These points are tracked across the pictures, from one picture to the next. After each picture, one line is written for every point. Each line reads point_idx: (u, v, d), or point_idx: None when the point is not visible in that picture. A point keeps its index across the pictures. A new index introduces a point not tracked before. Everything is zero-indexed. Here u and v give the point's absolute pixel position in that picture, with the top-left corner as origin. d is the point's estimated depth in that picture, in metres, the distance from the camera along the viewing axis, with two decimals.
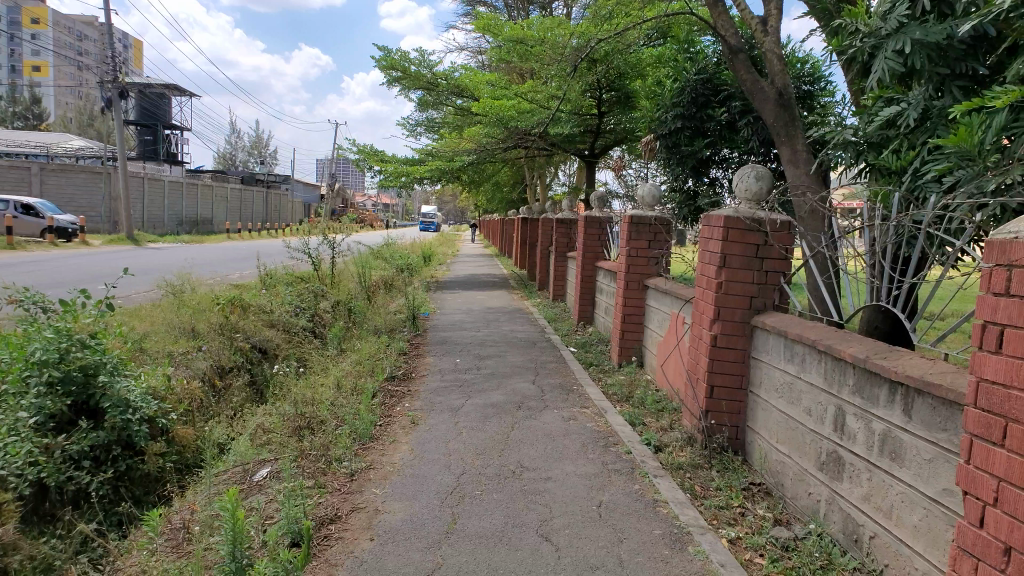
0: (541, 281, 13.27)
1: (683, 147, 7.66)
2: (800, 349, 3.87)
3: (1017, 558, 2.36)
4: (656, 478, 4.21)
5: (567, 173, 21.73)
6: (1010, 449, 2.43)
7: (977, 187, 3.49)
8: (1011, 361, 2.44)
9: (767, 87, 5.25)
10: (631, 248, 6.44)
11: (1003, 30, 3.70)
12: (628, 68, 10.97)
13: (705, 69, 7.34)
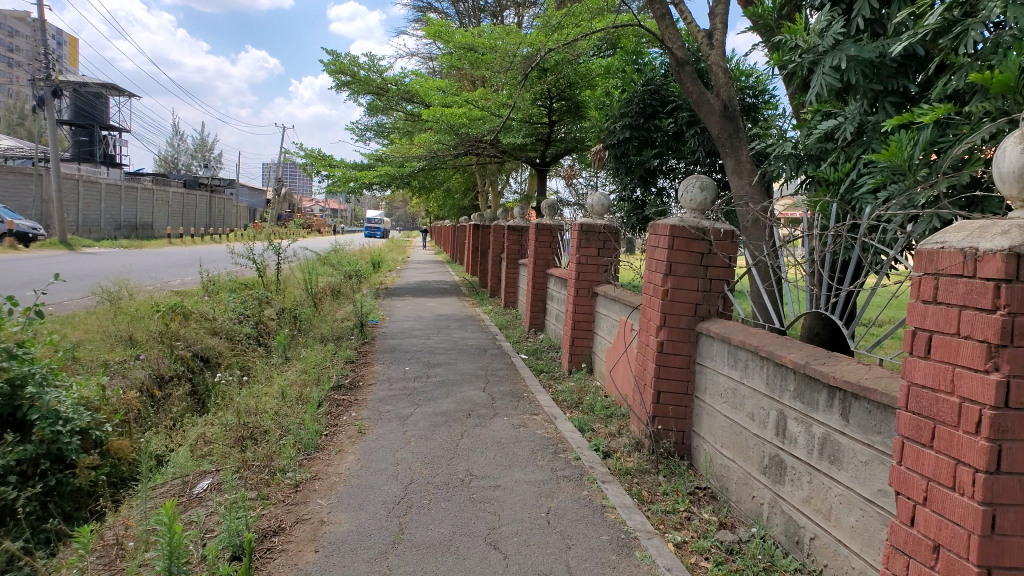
0: (492, 288, 13.28)
1: (631, 156, 7.81)
2: (743, 355, 3.96)
3: (946, 556, 2.46)
4: (604, 483, 4.24)
5: (518, 181, 21.81)
6: (938, 450, 2.54)
7: (908, 199, 3.64)
8: (939, 366, 2.55)
9: (713, 99, 5.37)
10: (580, 256, 6.48)
11: (931, 50, 3.87)
12: (577, 78, 11.15)
13: (652, 80, 7.52)
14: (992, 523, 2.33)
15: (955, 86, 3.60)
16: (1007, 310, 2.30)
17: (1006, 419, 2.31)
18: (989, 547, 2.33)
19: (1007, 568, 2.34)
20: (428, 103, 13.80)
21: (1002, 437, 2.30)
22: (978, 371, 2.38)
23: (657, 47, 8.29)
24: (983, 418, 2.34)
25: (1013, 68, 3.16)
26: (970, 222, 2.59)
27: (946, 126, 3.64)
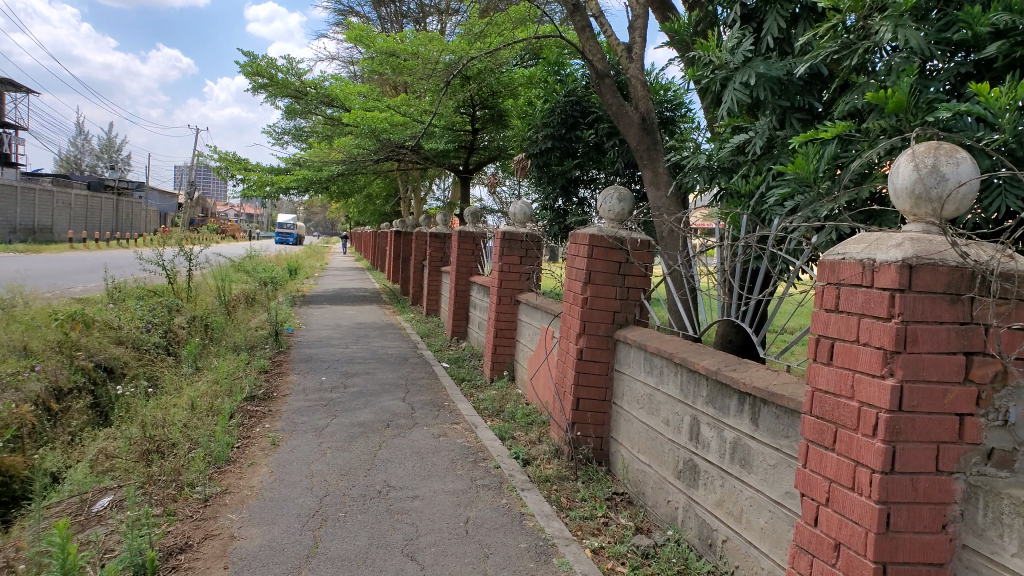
0: (415, 296, 13.18)
1: (553, 166, 7.91)
2: (659, 361, 4.05)
3: (847, 554, 2.57)
4: (523, 491, 4.25)
5: (441, 189, 21.71)
6: (839, 453, 2.65)
7: (813, 211, 3.80)
8: (840, 372, 2.67)
9: (632, 112, 5.49)
10: (503, 264, 6.49)
11: (834, 70, 4.06)
12: (501, 87, 11.24)
13: (574, 91, 7.61)
14: (887, 521, 2.45)
15: (855, 104, 3.79)
16: (901, 318, 2.42)
17: (900, 421, 2.43)
18: (884, 543, 2.45)
19: (900, 563, 2.46)
20: (349, 108, 13.61)
21: (896, 439, 2.42)
22: (875, 376, 2.49)
23: (579, 58, 8.41)
24: (879, 421, 2.46)
25: (906, 87, 3.36)
26: (868, 233, 2.73)
27: (847, 142, 3.81)
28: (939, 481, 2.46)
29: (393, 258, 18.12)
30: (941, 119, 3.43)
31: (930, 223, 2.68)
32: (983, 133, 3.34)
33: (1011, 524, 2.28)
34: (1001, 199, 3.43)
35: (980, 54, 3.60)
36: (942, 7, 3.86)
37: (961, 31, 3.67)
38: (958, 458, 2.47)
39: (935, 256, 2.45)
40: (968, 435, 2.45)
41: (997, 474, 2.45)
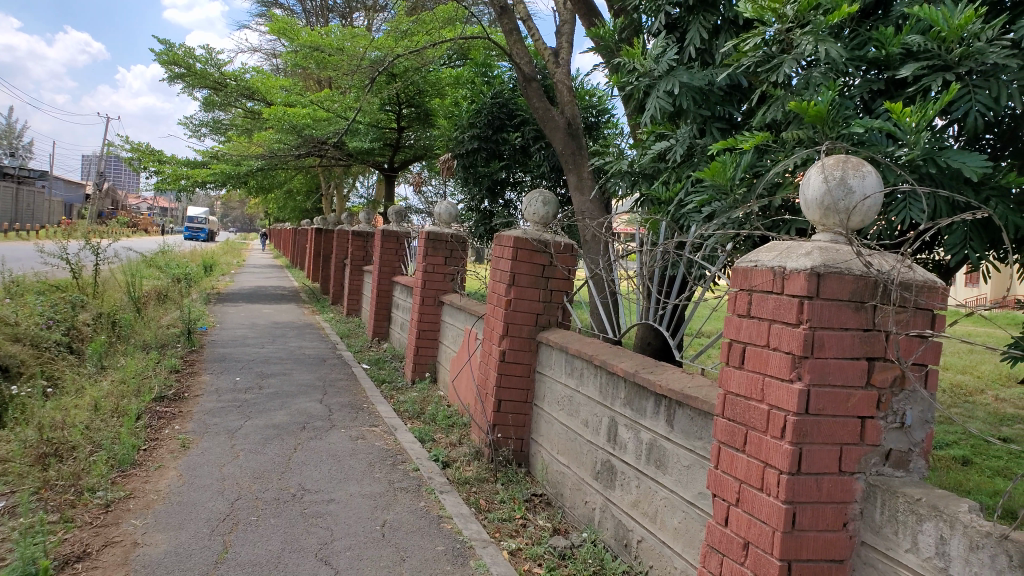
0: (336, 296, 13.01)
1: (480, 167, 7.88)
2: (580, 364, 4.09)
3: (754, 553, 2.64)
4: (442, 494, 4.22)
5: (364, 185, 21.39)
6: (749, 454, 2.73)
7: (729, 218, 3.87)
8: (751, 376, 2.75)
9: (558, 116, 5.54)
10: (427, 265, 6.48)
11: (753, 82, 4.16)
12: (427, 86, 11.27)
13: (501, 93, 7.64)
14: (793, 520, 2.53)
15: (773, 116, 3.90)
16: (809, 324, 2.52)
17: (806, 424, 2.51)
18: (790, 542, 2.53)
19: (804, 560, 2.54)
20: (272, 102, 13.28)
21: (802, 441, 2.51)
22: (784, 380, 2.57)
23: (506, 61, 8.44)
24: (787, 423, 2.53)
25: (826, 100, 3.46)
26: (779, 241, 2.82)
27: (763, 152, 3.92)
28: (842, 481, 2.56)
29: (312, 255, 17.79)
30: (855, 134, 3.57)
31: (838, 233, 2.81)
32: (891, 148, 3.51)
33: (904, 520, 2.40)
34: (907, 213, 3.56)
35: (890, 73, 3.77)
36: (853, 28, 4.05)
37: (873, 50, 3.84)
38: (860, 459, 2.58)
39: (841, 265, 2.56)
40: (869, 436, 2.58)
41: (893, 474, 2.61)
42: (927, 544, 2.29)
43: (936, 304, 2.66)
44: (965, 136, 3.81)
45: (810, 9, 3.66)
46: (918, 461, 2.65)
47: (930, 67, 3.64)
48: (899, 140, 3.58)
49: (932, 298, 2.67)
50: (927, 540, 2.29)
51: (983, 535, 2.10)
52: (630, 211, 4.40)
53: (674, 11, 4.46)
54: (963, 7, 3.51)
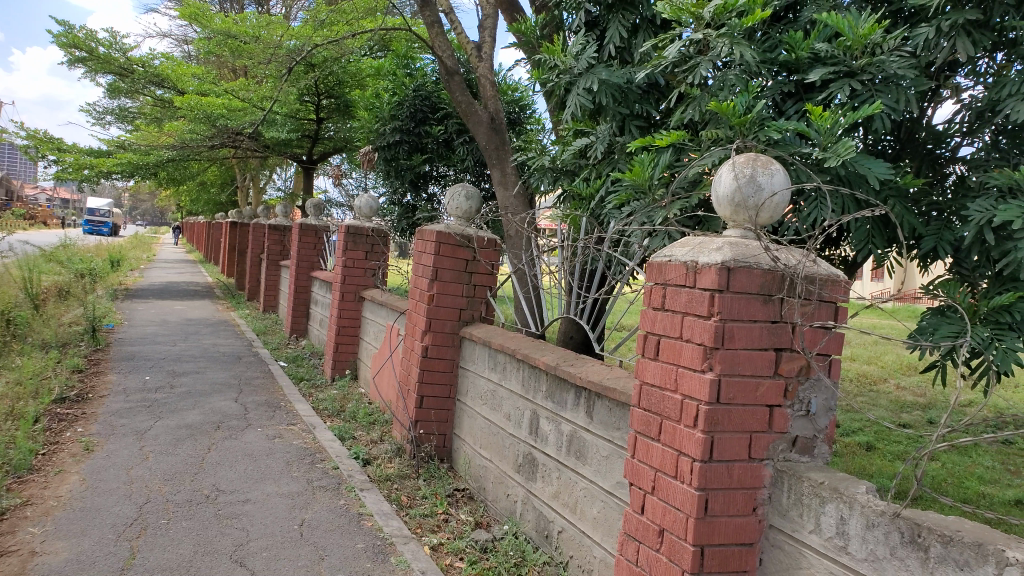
0: (252, 291, 12.70)
1: (401, 160, 7.81)
2: (502, 358, 4.11)
3: (669, 539, 2.71)
4: (362, 491, 4.17)
5: (281, 178, 20.99)
6: (664, 443, 2.80)
7: (648, 215, 3.96)
8: (665, 367, 2.82)
9: (481, 111, 5.55)
10: (346, 259, 6.41)
11: (670, 81, 4.23)
12: (347, 76, 11.12)
13: (423, 86, 7.56)
14: (705, 506, 2.59)
15: (691, 115, 3.98)
16: (719, 316, 2.59)
17: (718, 413, 2.59)
18: (703, 527, 2.59)
19: (716, 545, 2.62)
20: (184, 90, 12.82)
21: (714, 429, 2.58)
22: (695, 370, 2.64)
23: (429, 53, 8.37)
24: (699, 413, 2.60)
25: (742, 103, 3.56)
26: (692, 237, 2.90)
27: (680, 150, 4.01)
28: (751, 467, 2.66)
29: (228, 249, 17.25)
30: (771, 137, 3.67)
31: (747, 229, 2.89)
32: (805, 149, 3.65)
33: (809, 503, 2.51)
34: (815, 210, 3.69)
35: (800, 76, 3.91)
36: (765, 31, 4.17)
37: (784, 54, 3.95)
38: (768, 446, 2.69)
39: (750, 259, 2.65)
40: (777, 424, 2.69)
41: (799, 459, 2.75)
42: (829, 525, 2.41)
43: (840, 296, 2.86)
44: (866, 139, 4.02)
45: (726, 12, 3.73)
46: (822, 446, 2.84)
47: (836, 73, 3.76)
48: (811, 142, 3.74)
49: (835, 292, 2.86)
50: (829, 521, 2.42)
51: (878, 514, 2.22)
52: (551, 206, 4.42)
53: (594, 9, 4.51)
54: (868, 17, 3.65)
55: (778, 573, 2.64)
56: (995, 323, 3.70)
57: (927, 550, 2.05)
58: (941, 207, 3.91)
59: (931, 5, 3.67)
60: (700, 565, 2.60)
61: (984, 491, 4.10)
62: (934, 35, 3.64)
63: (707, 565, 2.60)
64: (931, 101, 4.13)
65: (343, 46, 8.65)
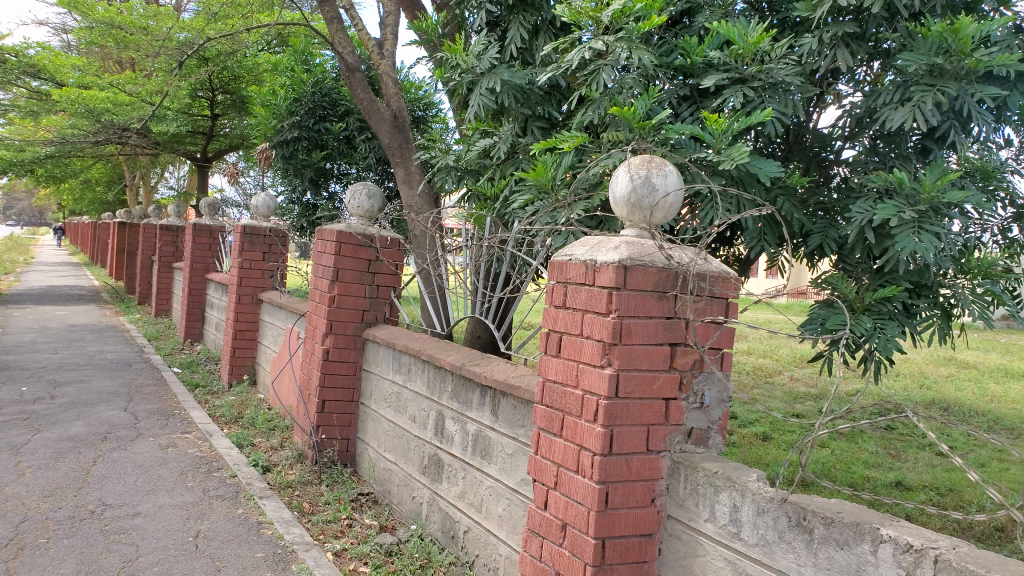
0: (142, 294, 12.19)
1: (300, 157, 7.63)
2: (407, 359, 4.07)
3: (571, 533, 2.74)
4: (262, 499, 4.05)
5: (173, 177, 20.23)
6: (566, 439, 2.83)
7: (551, 216, 3.96)
8: (567, 364, 2.86)
9: (383, 108, 5.58)
10: (243, 260, 6.31)
11: (570, 83, 4.26)
12: (242, 71, 10.89)
13: (322, 82, 7.44)
14: (605, 499, 2.64)
15: (591, 118, 3.99)
16: (617, 313, 2.65)
17: (616, 407, 2.65)
18: (603, 520, 2.64)
19: (617, 537, 2.68)
20: (64, 82, 12.15)
21: (613, 423, 2.63)
22: (596, 366, 2.69)
23: (328, 49, 8.27)
24: (599, 407, 2.65)
25: (640, 105, 3.60)
26: (591, 236, 2.94)
27: (581, 152, 4.04)
28: (649, 459, 2.72)
29: (118, 251, 16.38)
30: (668, 139, 3.75)
31: (643, 229, 2.95)
32: (701, 152, 3.70)
33: (703, 492, 2.60)
34: (708, 210, 3.80)
35: (695, 81, 3.98)
36: (661, 35, 4.23)
37: (680, 58, 4.02)
38: (665, 438, 2.76)
39: (645, 258, 2.71)
40: (672, 417, 2.77)
41: (695, 450, 2.83)
42: (722, 513, 2.50)
43: (730, 292, 2.96)
44: (757, 141, 4.15)
45: (624, 17, 3.75)
46: (716, 437, 2.93)
47: (729, 79, 3.82)
48: (705, 145, 3.81)
49: (726, 288, 2.96)
50: (723, 509, 2.50)
51: (768, 500, 2.32)
52: (456, 206, 4.41)
53: (494, 9, 4.49)
54: (756, 26, 3.77)
55: (676, 561, 2.72)
56: (877, 312, 3.87)
57: (812, 532, 2.16)
58: (827, 207, 4.09)
59: (813, 16, 3.81)
60: (601, 558, 2.64)
61: (869, 475, 4.34)
62: (817, 45, 3.79)
63: (608, 556, 2.65)
64: (816, 106, 4.33)
65: (238, 40, 8.42)
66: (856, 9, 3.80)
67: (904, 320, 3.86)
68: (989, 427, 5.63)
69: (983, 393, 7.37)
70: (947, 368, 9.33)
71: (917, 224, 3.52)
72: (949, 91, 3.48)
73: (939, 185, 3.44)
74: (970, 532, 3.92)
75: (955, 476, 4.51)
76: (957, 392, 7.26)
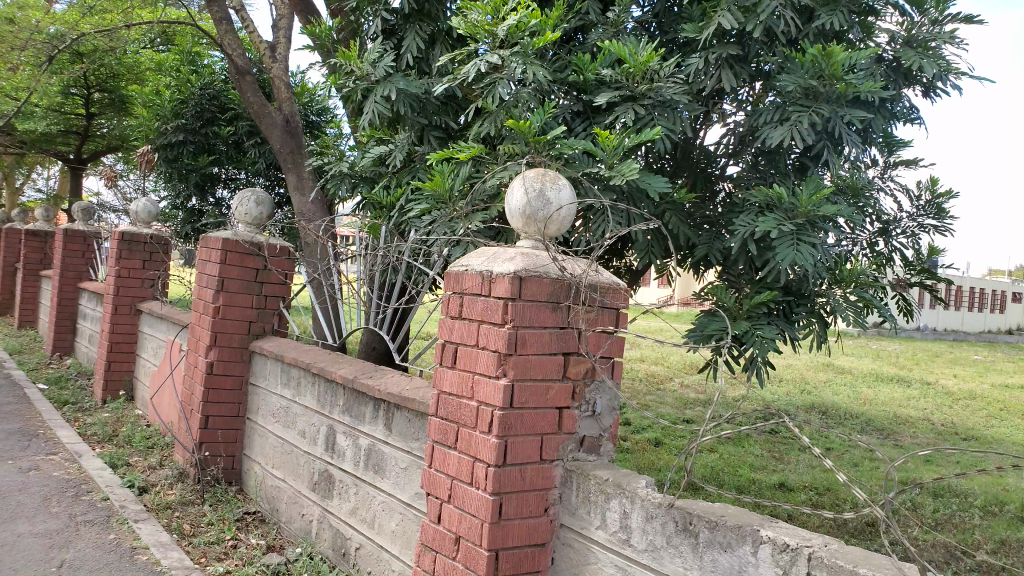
0: (5, 304, 11.32)
1: (184, 162, 7.29)
2: (296, 372, 3.95)
3: (465, 546, 2.70)
4: (137, 523, 3.81)
5: (45, 178, 18.93)
6: (460, 451, 2.80)
7: (449, 227, 3.92)
8: (461, 375, 2.83)
9: (275, 112, 5.51)
10: (120, 268, 6.06)
11: (467, 94, 4.26)
12: (122, 69, 10.35)
13: (211, 84, 7.19)
14: (499, 510, 2.62)
15: (487, 129, 4.01)
16: (512, 324, 2.64)
17: (511, 417, 2.64)
18: (497, 531, 2.62)
19: (510, 547, 2.66)
20: None
21: (507, 433, 2.62)
22: (490, 377, 2.68)
23: (217, 51, 8.07)
24: (493, 418, 2.63)
25: (535, 118, 3.64)
26: (488, 246, 2.93)
27: (477, 163, 4.04)
28: (542, 468, 2.73)
29: None
30: (562, 153, 3.81)
31: (538, 241, 2.96)
32: (593, 166, 3.78)
33: (595, 499, 2.63)
34: (601, 223, 3.87)
35: (588, 96, 4.07)
36: (555, 51, 4.30)
37: (573, 74, 4.09)
38: (558, 447, 2.78)
39: (540, 269, 2.73)
40: (566, 425, 2.80)
41: (587, 457, 2.87)
42: (613, 520, 2.54)
43: (620, 303, 3.02)
44: (647, 156, 4.27)
45: (519, 31, 3.77)
46: (606, 444, 2.98)
47: (621, 95, 3.92)
48: (598, 159, 3.89)
49: (616, 299, 3.02)
50: (613, 516, 2.54)
51: (656, 506, 2.36)
52: (351, 214, 4.30)
53: (390, 17, 4.44)
54: (646, 46, 3.87)
55: (568, 569, 2.74)
56: (753, 318, 4.07)
57: (697, 536, 2.21)
58: (712, 221, 4.26)
59: (700, 38, 3.95)
60: (495, 569, 2.62)
61: (754, 478, 4.53)
62: (703, 65, 3.94)
63: (501, 568, 2.63)
64: (703, 124, 4.50)
65: (117, 36, 8.04)
66: (739, 32, 3.99)
67: (780, 324, 4.06)
68: (861, 429, 6.02)
69: (856, 397, 7.89)
70: (826, 372, 9.93)
71: (795, 238, 3.72)
72: (821, 112, 3.70)
73: (815, 201, 3.65)
74: (845, 528, 4.15)
75: (831, 476, 4.78)
76: (834, 396, 7.73)
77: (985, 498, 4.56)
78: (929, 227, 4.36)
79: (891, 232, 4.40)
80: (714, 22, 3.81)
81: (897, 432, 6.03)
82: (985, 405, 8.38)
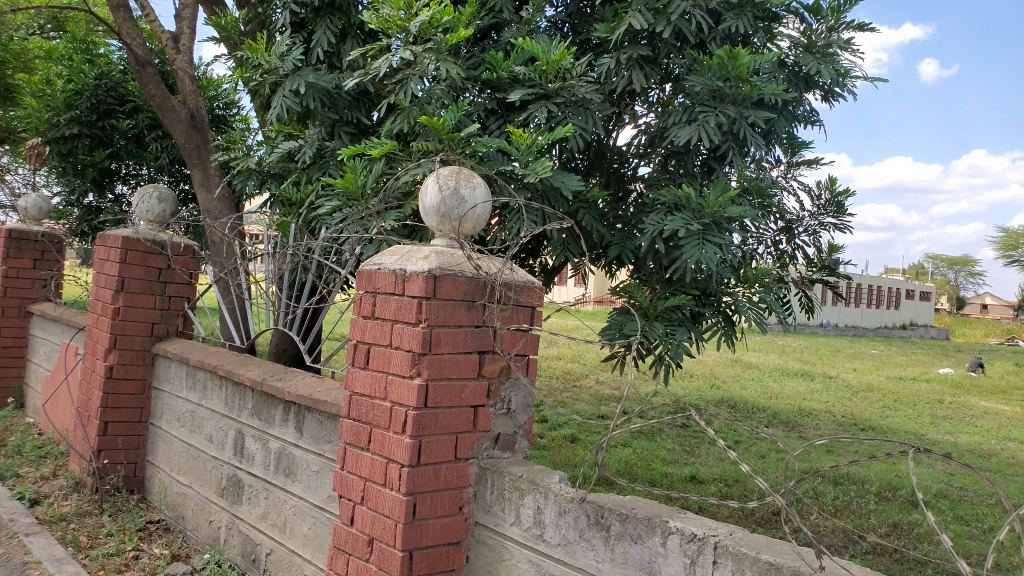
0: None
1: (79, 156, 6.96)
2: (202, 375, 3.82)
3: (378, 547, 2.66)
4: (28, 537, 3.62)
5: None
6: (374, 452, 2.75)
7: (363, 226, 3.85)
8: (374, 375, 2.78)
9: (179, 106, 5.32)
10: (9, 268, 5.87)
11: (379, 90, 4.20)
12: (7, 55, 10.02)
13: (108, 74, 6.91)
14: (413, 511, 2.59)
15: (401, 126, 3.96)
16: (427, 323, 2.61)
17: (425, 417, 2.61)
18: (410, 532, 2.59)
19: (424, 547, 2.64)
20: None
21: (422, 433, 2.59)
22: (404, 376, 2.64)
23: (115, 39, 7.73)
24: (407, 419, 2.59)
25: (448, 115, 3.61)
26: (400, 244, 2.88)
27: (390, 160, 3.99)
28: (457, 467, 2.72)
29: None
30: (475, 151, 3.79)
31: (453, 240, 2.92)
32: (507, 165, 3.77)
33: (509, 497, 2.64)
34: (516, 223, 3.87)
35: (502, 95, 4.06)
36: (469, 48, 4.29)
37: (487, 71, 4.08)
38: (472, 445, 2.78)
39: (454, 268, 2.71)
40: (480, 424, 2.79)
41: (502, 455, 2.88)
42: (527, 516, 2.56)
43: (535, 301, 3.03)
44: (560, 155, 4.31)
45: (431, 28, 3.74)
46: (521, 441, 3.00)
47: (534, 94, 3.93)
48: (512, 157, 3.88)
49: (530, 297, 3.02)
50: (527, 512, 2.56)
51: (569, 501, 2.38)
52: (258, 212, 4.18)
53: (299, 11, 4.35)
54: (558, 45, 3.90)
55: (483, 566, 2.74)
56: (668, 319, 4.15)
57: (609, 529, 2.24)
58: (624, 220, 4.33)
59: (611, 39, 4.01)
60: (408, 570, 2.59)
61: (666, 471, 4.65)
62: (614, 66, 3.99)
63: (415, 568, 2.60)
64: (615, 125, 4.58)
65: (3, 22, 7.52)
66: (649, 34, 4.06)
67: (691, 325, 4.16)
68: (767, 422, 6.29)
69: (763, 391, 8.23)
70: (735, 368, 10.34)
71: (701, 237, 3.82)
72: (726, 113, 3.81)
73: (721, 202, 3.75)
74: (751, 517, 4.32)
75: (737, 468, 4.97)
76: (741, 391, 8.04)
77: (879, 485, 4.83)
78: (829, 225, 4.56)
79: (794, 230, 4.58)
80: (625, 23, 3.88)
81: (800, 425, 6.32)
82: (881, 396, 8.91)
